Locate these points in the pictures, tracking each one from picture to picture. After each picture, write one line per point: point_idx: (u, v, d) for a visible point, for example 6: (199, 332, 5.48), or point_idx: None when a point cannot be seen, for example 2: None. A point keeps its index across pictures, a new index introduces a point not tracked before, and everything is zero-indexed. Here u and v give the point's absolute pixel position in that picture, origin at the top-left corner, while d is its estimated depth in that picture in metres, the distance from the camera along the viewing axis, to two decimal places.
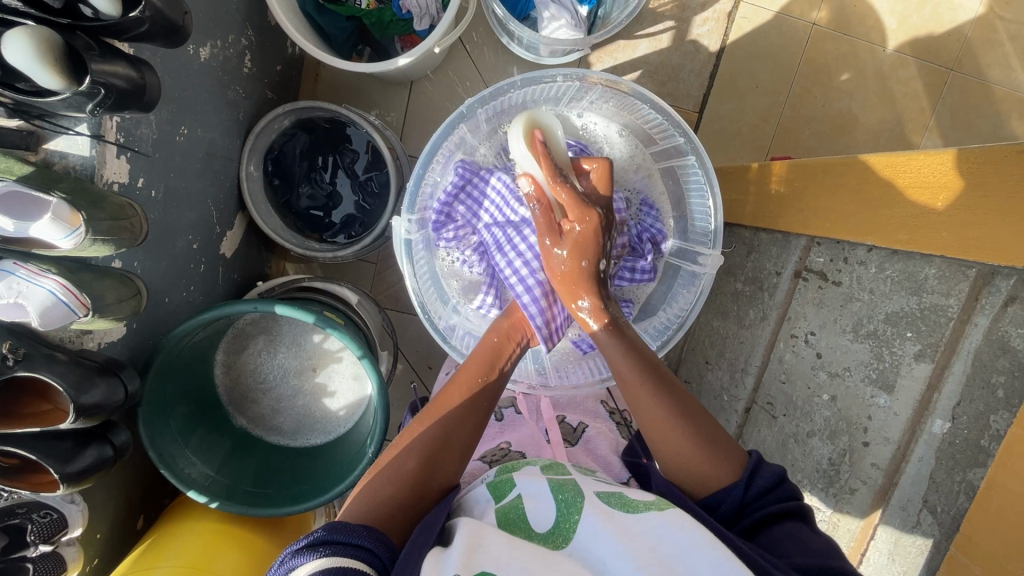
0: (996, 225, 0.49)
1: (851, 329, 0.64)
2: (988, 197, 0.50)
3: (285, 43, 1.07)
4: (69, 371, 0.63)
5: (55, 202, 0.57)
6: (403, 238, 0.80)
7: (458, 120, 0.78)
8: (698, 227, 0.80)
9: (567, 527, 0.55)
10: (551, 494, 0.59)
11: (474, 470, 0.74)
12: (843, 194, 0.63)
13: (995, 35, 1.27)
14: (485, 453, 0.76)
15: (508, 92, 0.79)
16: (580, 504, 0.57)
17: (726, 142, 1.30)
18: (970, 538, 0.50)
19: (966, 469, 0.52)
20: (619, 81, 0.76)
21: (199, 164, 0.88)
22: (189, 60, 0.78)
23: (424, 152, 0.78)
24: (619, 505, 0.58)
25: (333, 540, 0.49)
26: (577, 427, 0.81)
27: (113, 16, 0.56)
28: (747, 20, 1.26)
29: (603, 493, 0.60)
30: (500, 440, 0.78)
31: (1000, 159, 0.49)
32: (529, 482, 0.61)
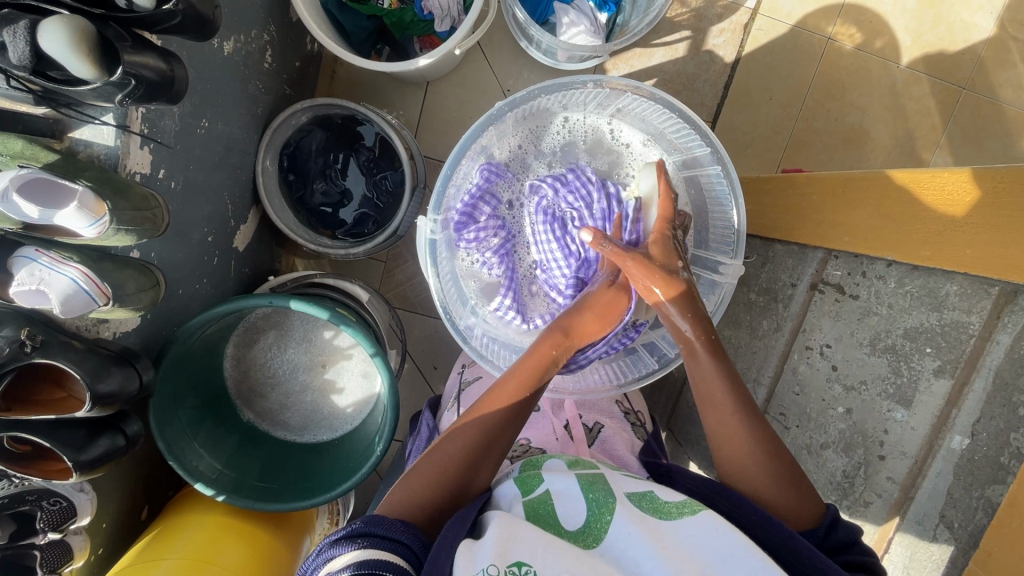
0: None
1: (868, 343, 0.64)
2: (1013, 216, 0.50)
3: (304, 40, 1.07)
4: (86, 360, 0.63)
5: (81, 190, 0.58)
6: (427, 237, 0.80)
7: (487, 121, 0.78)
8: (719, 234, 0.81)
9: (597, 526, 0.56)
10: (581, 492, 0.59)
11: (499, 467, 0.74)
12: (865, 208, 0.63)
13: (1008, 54, 1.28)
14: (506, 449, 0.77)
15: (537, 96, 0.79)
16: (611, 503, 0.57)
17: (738, 152, 1.31)
18: (989, 553, 0.51)
19: (985, 485, 0.53)
20: (644, 88, 0.76)
21: (217, 157, 0.88)
22: (214, 54, 0.79)
23: (452, 153, 0.78)
24: (649, 509, 0.58)
25: (368, 532, 0.50)
26: (592, 428, 0.80)
27: (148, 9, 0.57)
28: (762, 32, 1.27)
29: (634, 495, 0.59)
30: (520, 437, 0.79)
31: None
32: (558, 479, 0.61)
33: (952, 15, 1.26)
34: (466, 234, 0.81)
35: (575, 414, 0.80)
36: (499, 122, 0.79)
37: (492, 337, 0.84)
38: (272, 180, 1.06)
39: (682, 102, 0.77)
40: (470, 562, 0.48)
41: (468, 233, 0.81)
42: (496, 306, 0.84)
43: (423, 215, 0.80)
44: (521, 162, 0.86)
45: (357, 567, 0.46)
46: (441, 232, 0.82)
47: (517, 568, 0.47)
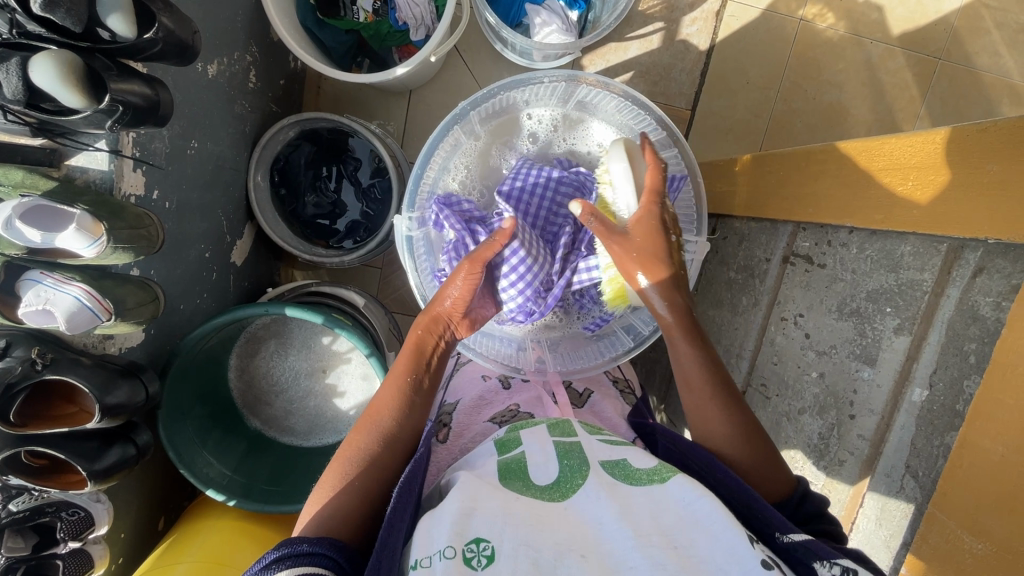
0: (963, 200, 0.51)
1: (836, 308, 0.65)
2: (955, 174, 0.52)
3: (287, 58, 1.11)
4: (93, 373, 0.67)
5: (78, 213, 0.61)
6: (404, 234, 0.83)
7: (453, 121, 0.82)
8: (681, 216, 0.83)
9: (568, 485, 0.55)
10: (556, 457, 0.59)
11: (485, 431, 0.71)
12: (824, 178, 0.65)
13: (981, 23, 1.29)
14: (495, 415, 0.73)
15: (499, 95, 0.83)
16: (584, 470, 0.57)
17: (719, 138, 1.33)
18: (946, 495, 0.52)
19: (944, 433, 0.54)
20: (608, 82, 0.80)
21: (209, 175, 0.92)
22: (199, 78, 0.82)
23: (422, 152, 0.82)
24: (622, 476, 0.56)
25: (286, 554, 0.48)
26: (583, 393, 0.80)
27: (129, 38, 0.60)
28: (734, 18, 1.29)
29: (607, 463, 0.58)
30: (508, 403, 0.75)
31: (963, 138, 0.51)
32: (535, 444, 0.61)
33: None
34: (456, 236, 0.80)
35: (560, 383, 0.79)
36: (464, 122, 0.83)
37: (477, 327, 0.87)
38: (264, 195, 1.09)
39: (642, 95, 0.80)
40: (429, 541, 0.48)
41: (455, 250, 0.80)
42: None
43: (399, 214, 0.83)
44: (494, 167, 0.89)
45: None
46: (418, 230, 0.84)
47: (475, 545, 0.46)
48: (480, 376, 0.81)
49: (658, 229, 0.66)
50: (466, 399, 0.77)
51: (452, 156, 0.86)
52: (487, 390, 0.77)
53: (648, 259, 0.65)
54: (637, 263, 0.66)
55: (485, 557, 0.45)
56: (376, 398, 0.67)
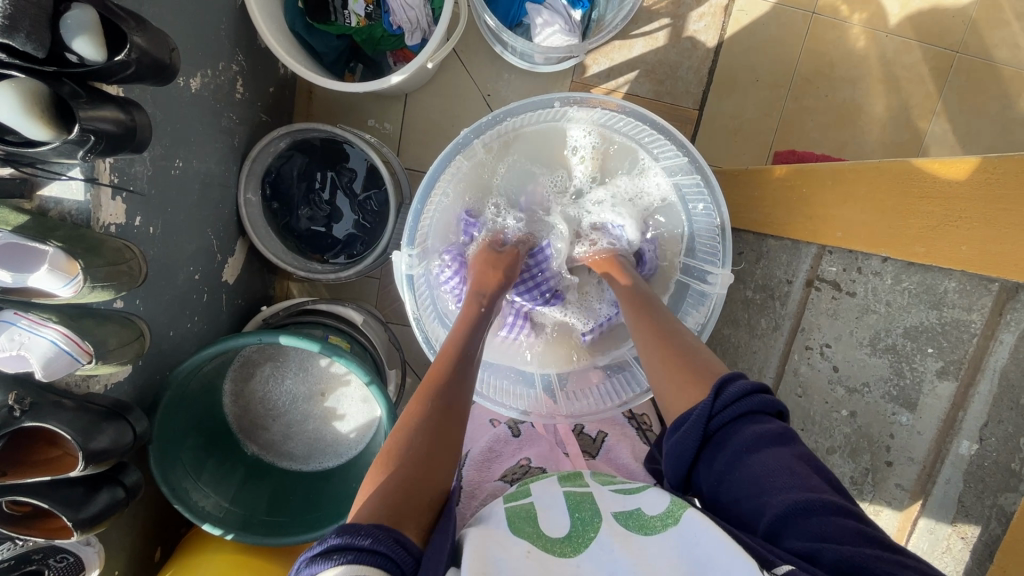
0: (1018, 238, 0.47)
1: (868, 342, 0.61)
2: (1007, 209, 0.47)
3: (276, 65, 1.06)
4: (76, 420, 0.63)
5: (51, 251, 0.56)
6: (403, 272, 0.77)
7: (454, 150, 0.77)
8: (705, 246, 0.80)
9: (579, 541, 0.52)
10: (567, 511, 0.57)
11: (496, 491, 0.69)
12: (853, 203, 0.61)
13: (1000, 14, 1.24)
14: (505, 471, 0.71)
15: (503, 120, 0.78)
16: (597, 522, 0.54)
17: (727, 139, 1.28)
18: (1004, 569, 0.48)
19: (996, 492, 0.50)
20: (618, 102, 0.76)
21: (196, 195, 0.87)
22: (181, 93, 0.77)
23: (421, 184, 0.76)
24: (636, 527, 0.53)
25: (349, 546, 0.41)
26: (596, 437, 0.77)
27: (99, 62, 0.55)
28: (743, 13, 1.24)
29: (622, 514, 0.55)
30: (519, 456, 0.74)
31: (1018, 170, 0.47)
32: (546, 496, 0.60)
33: None
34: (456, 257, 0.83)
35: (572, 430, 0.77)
36: (467, 151, 0.78)
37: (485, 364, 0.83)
38: (257, 212, 1.04)
39: (656, 117, 0.76)
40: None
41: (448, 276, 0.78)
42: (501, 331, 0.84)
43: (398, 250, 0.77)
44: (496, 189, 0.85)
45: None
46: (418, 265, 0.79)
47: None
48: (489, 421, 0.78)
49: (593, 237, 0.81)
50: (476, 450, 0.74)
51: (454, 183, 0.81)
52: (496, 438, 0.75)
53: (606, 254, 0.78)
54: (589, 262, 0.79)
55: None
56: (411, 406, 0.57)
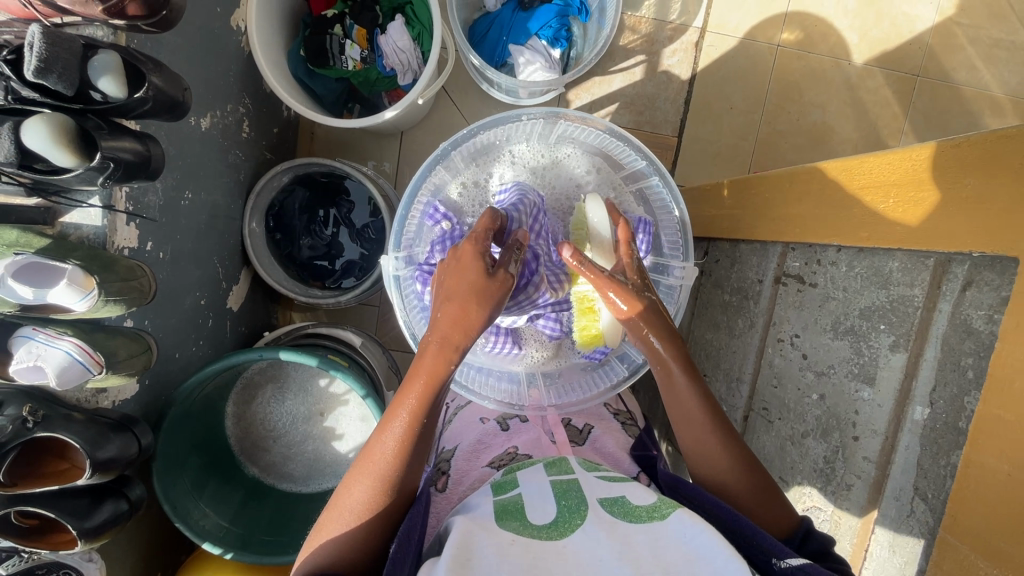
0: (943, 216, 0.50)
1: (831, 327, 0.64)
2: (930, 190, 0.51)
3: (280, 108, 1.15)
4: (85, 430, 0.66)
5: (70, 268, 0.62)
6: (391, 274, 0.83)
7: (434, 161, 0.83)
8: (668, 239, 0.84)
9: (567, 525, 0.53)
10: (553, 498, 0.57)
11: (484, 476, 0.69)
12: (810, 199, 0.65)
13: (955, 40, 1.33)
14: (493, 459, 0.71)
15: (478, 133, 0.83)
16: (583, 510, 0.55)
17: (707, 163, 1.35)
18: (954, 517, 0.48)
19: (949, 451, 0.50)
20: (586, 117, 0.82)
21: (204, 225, 0.93)
22: (192, 130, 0.85)
23: (405, 192, 0.82)
24: (621, 514, 0.54)
25: None
26: (583, 429, 0.78)
27: (121, 98, 0.61)
28: (713, 47, 1.33)
29: (607, 501, 0.56)
30: (507, 445, 0.73)
31: (934, 155, 0.50)
32: (532, 484, 0.60)
33: (892, 10, 1.32)
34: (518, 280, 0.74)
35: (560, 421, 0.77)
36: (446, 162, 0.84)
37: (473, 362, 0.85)
38: (260, 241, 1.10)
39: (622, 127, 0.82)
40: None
41: (428, 284, 0.80)
42: (488, 342, 0.84)
43: (385, 253, 0.83)
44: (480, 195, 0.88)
45: None
46: (405, 268, 0.84)
47: None
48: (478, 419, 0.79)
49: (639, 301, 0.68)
50: (465, 443, 0.75)
51: (435, 197, 0.86)
52: (484, 431, 0.76)
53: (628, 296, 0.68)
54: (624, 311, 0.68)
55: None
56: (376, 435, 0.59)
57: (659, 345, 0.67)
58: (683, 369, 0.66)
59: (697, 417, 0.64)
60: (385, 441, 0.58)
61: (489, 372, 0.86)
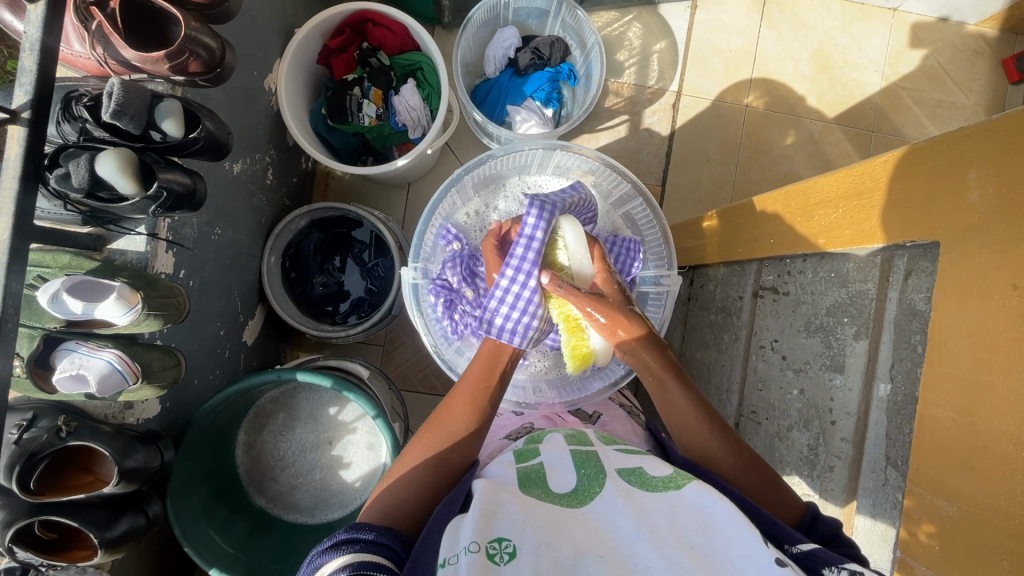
0: (876, 217, 0.57)
1: (804, 328, 0.70)
2: (868, 197, 0.58)
3: (300, 160, 1.26)
4: (114, 439, 0.70)
5: (119, 285, 0.68)
6: (410, 283, 0.90)
7: (449, 185, 0.92)
8: (657, 255, 0.92)
9: (586, 493, 0.57)
10: (574, 468, 0.60)
11: (501, 446, 0.76)
12: (776, 217, 0.74)
13: (901, 101, 1.50)
14: (511, 432, 0.79)
15: (487, 162, 0.93)
16: (602, 479, 0.58)
17: (690, 208, 1.47)
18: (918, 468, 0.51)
19: (911, 422, 0.53)
20: (583, 148, 0.91)
21: (228, 260, 1.01)
22: (226, 174, 0.95)
23: (424, 211, 0.92)
24: (638, 483, 0.58)
25: (354, 538, 0.53)
26: (593, 415, 0.84)
27: (179, 137, 0.71)
28: (689, 108, 1.49)
29: (624, 471, 0.60)
30: (523, 423, 0.81)
31: (868, 169, 0.59)
32: (552, 454, 0.63)
33: (843, 77, 1.50)
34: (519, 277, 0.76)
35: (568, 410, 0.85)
36: (460, 186, 0.93)
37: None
38: (276, 278, 1.17)
39: (614, 159, 0.92)
40: (454, 541, 0.49)
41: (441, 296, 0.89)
42: None
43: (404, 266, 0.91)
44: (486, 220, 0.97)
45: (350, 570, 0.49)
46: (423, 278, 0.92)
47: (497, 542, 0.48)
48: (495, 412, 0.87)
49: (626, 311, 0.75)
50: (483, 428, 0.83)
51: (447, 221, 0.95)
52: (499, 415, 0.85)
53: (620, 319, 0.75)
54: (611, 324, 0.75)
55: (507, 555, 0.47)
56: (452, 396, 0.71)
57: (650, 359, 0.73)
58: (671, 376, 0.72)
59: (691, 419, 0.69)
60: (459, 404, 0.69)
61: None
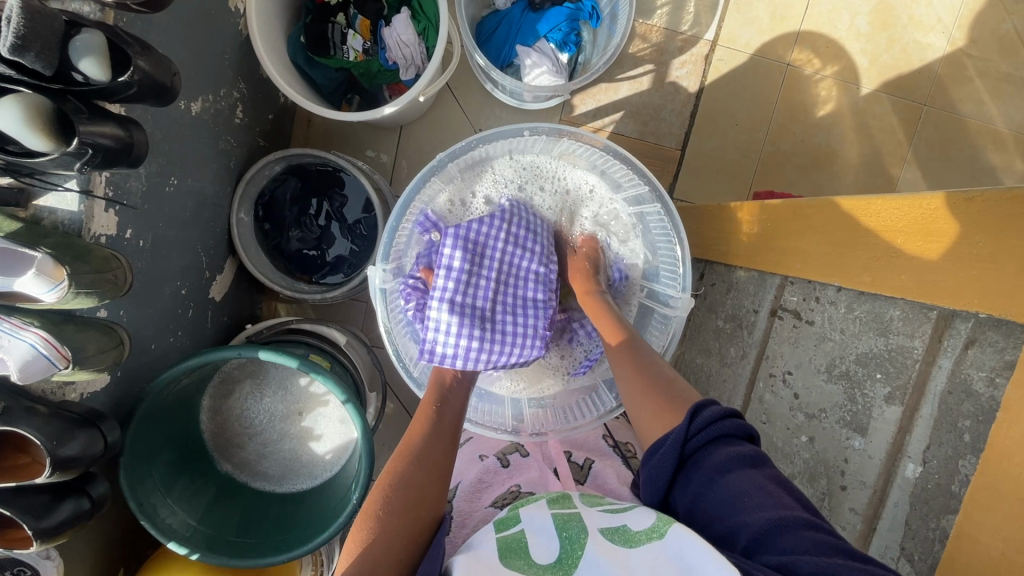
0: (949, 271, 0.52)
1: (825, 369, 0.67)
2: (937, 244, 0.53)
3: (277, 94, 1.11)
4: (48, 425, 0.62)
5: (39, 257, 0.58)
6: (378, 286, 0.86)
7: (429, 173, 0.85)
8: (666, 270, 0.86)
9: (569, 562, 0.54)
10: (554, 532, 0.57)
11: (486, 518, 0.70)
12: (810, 236, 0.67)
13: (964, 71, 1.31)
14: (496, 498, 0.72)
15: (476, 146, 0.86)
16: (582, 539, 0.55)
17: (709, 177, 1.33)
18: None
19: (939, 515, 0.53)
20: (588, 136, 0.84)
21: (189, 212, 0.90)
22: (181, 114, 0.81)
23: (397, 205, 0.85)
24: (622, 541, 0.54)
25: None
26: (584, 465, 0.80)
27: (104, 81, 0.58)
28: (723, 62, 1.31)
29: (608, 530, 0.56)
30: (509, 484, 0.75)
31: (938, 210, 0.52)
32: (533, 517, 0.60)
33: (905, 37, 1.30)
34: (443, 305, 0.80)
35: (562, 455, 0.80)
36: (441, 173, 0.86)
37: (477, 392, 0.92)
38: (248, 232, 1.07)
39: (625, 151, 0.84)
40: None
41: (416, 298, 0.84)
42: None
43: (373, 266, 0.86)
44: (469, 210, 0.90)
45: None
46: (392, 280, 0.88)
47: None
48: (479, 457, 0.81)
49: (590, 271, 0.85)
50: (466, 482, 0.76)
51: (427, 207, 0.88)
52: (486, 469, 0.78)
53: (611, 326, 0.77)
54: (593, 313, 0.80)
55: None
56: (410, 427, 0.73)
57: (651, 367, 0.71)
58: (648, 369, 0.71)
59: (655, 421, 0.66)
60: (415, 428, 0.72)
61: (490, 398, 0.91)
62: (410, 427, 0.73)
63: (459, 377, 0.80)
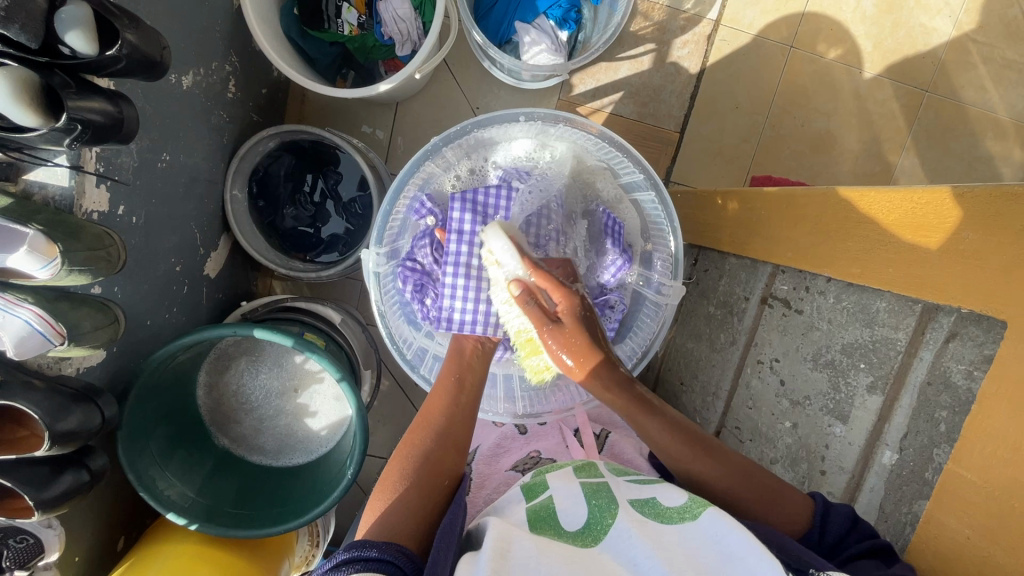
0: (935, 266, 0.53)
1: (811, 358, 0.68)
2: (927, 238, 0.53)
3: (269, 68, 1.09)
4: (46, 400, 0.63)
5: (32, 233, 0.57)
6: (372, 271, 0.85)
7: (424, 157, 0.84)
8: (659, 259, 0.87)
9: (598, 528, 0.57)
10: (584, 498, 0.61)
11: (508, 479, 0.81)
12: (804, 227, 0.68)
13: (968, 57, 1.29)
14: (517, 462, 0.83)
15: (471, 130, 0.85)
16: (613, 508, 0.59)
17: (707, 161, 1.32)
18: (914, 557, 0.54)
19: (912, 500, 0.56)
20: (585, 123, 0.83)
21: (182, 189, 0.89)
22: (172, 89, 0.80)
23: (390, 189, 0.84)
24: (653, 514, 0.58)
25: (356, 558, 0.52)
26: (600, 434, 0.87)
27: (91, 55, 0.57)
28: (725, 43, 1.29)
29: (637, 501, 0.60)
30: (528, 450, 0.85)
31: (928, 204, 0.53)
32: (562, 485, 0.64)
33: (911, 20, 1.28)
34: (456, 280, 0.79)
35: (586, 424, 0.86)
36: (436, 157, 0.85)
37: None
38: (242, 208, 1.06)
39: (623, 139, 0.84)
40: None
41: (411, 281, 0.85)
42: None
43: (366, 249, 0.85)
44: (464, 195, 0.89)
45: None
46: (386, 264, 0.87)
47: None
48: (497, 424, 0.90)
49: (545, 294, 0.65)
50: (484, 445, 0.87)
51: (423, 190, 0.87)
52: (505, 436, 0.88)
53: (581, 351, 0.64)
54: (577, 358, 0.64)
55: None
56: (429, 397, 0.74)
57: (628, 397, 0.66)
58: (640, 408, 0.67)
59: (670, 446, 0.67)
60: (434, 398, 0.73)
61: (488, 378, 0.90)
62: (430, 396, 0.74)
63: (479, 347, 0.80)
